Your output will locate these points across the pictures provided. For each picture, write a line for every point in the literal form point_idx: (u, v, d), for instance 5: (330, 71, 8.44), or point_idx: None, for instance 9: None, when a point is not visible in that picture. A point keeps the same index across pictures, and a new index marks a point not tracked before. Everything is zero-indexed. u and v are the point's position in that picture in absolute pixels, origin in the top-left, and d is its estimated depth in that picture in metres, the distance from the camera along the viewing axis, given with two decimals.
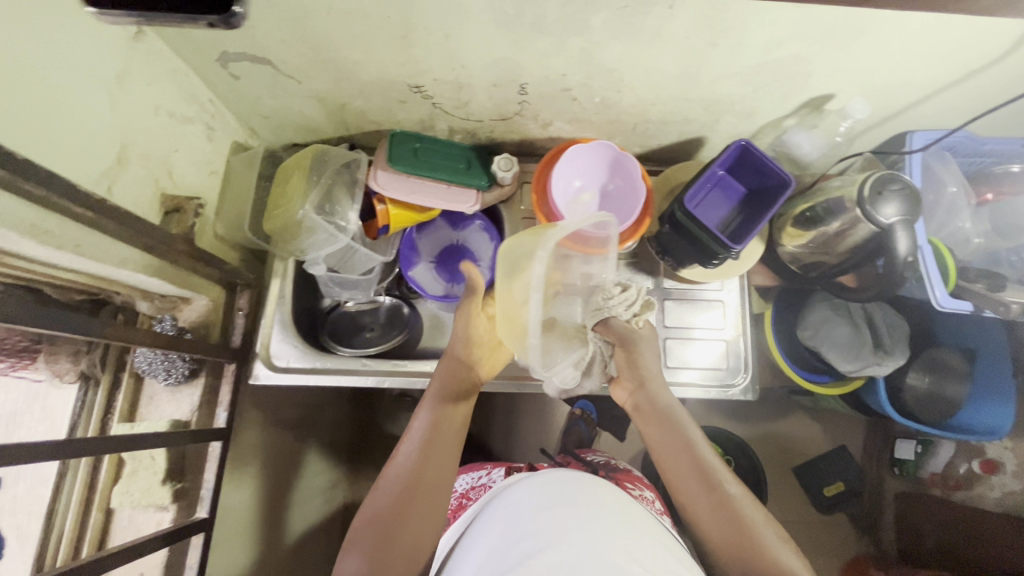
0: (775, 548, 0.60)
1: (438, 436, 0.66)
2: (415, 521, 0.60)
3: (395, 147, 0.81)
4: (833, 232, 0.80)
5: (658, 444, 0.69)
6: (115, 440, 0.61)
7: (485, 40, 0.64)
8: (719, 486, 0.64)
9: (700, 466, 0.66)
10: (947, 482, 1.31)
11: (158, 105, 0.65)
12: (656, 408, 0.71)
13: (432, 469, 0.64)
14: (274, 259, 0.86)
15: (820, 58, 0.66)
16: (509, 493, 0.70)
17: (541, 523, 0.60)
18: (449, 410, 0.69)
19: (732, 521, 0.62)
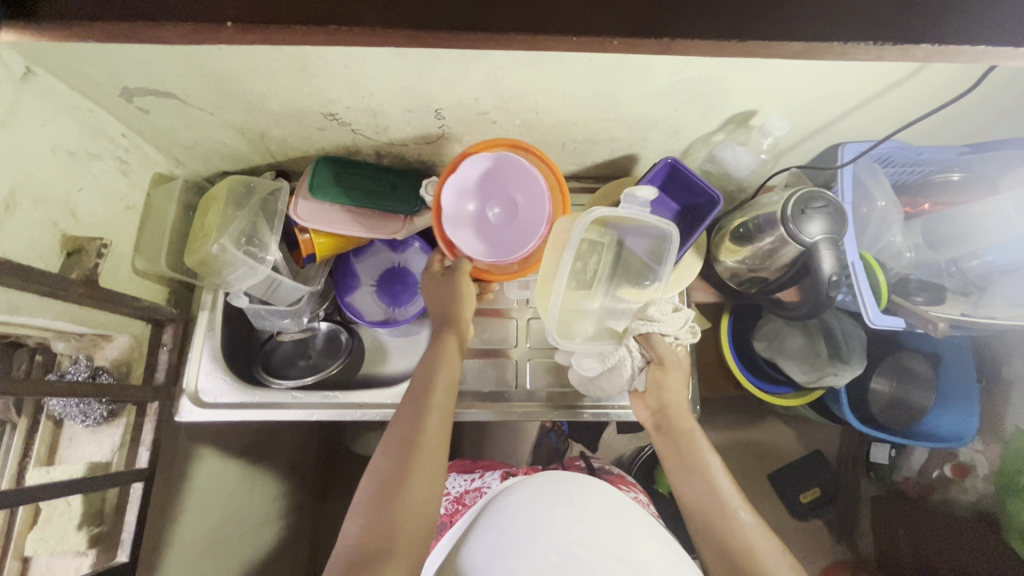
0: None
1: (433, 396, 0.66)
2: (422, 468, 0.59)
3: (317, 175, 0.80)
4: (765, 249, 0.78)
5: (676, 468, 0.68)
6: (25, 492, 0.59)
7: (387, 69, 0.63)
8: (731, 516, 0.62)
9: (714, 491, 0.64)
10: (921, 485, 1.29)
11: (54, 145, 0.64)
12: (677, 433, 0.70)
13: (432, 424, 0.63)
14: (202, 291, 0.84)
15: (732, 77, 0.65)
16: (513, 491, 0.66)
17: (551, 527, 0.57)
18: (440, 367, 0.69)
19: (742, 554, 0.59)
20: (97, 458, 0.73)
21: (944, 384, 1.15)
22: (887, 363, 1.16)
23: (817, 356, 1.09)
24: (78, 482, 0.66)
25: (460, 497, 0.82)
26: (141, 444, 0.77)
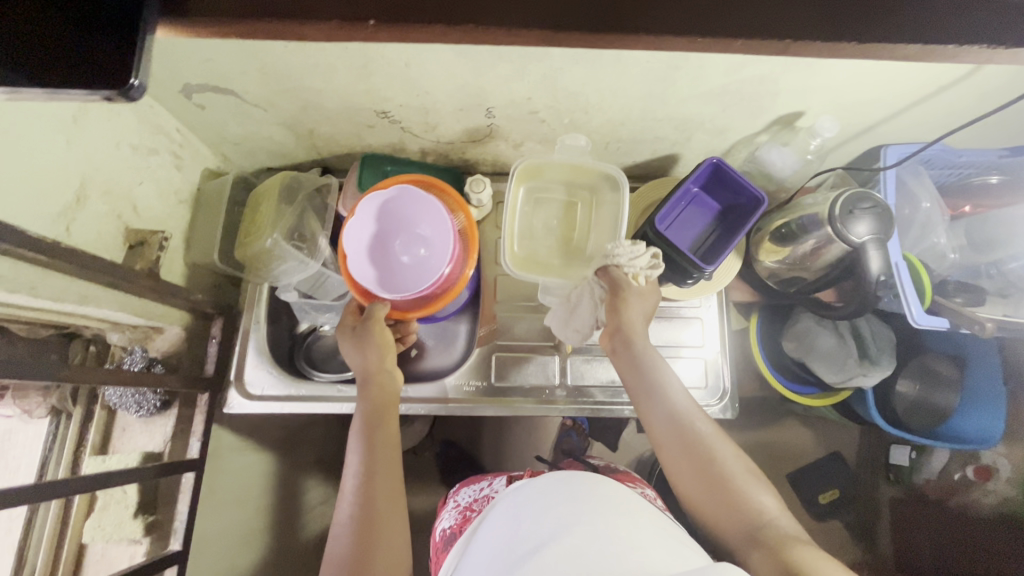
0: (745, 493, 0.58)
1: (377, 461, 0.60)
2: (383, 552, 0.54)
3: (365, 172, 0.81)
4: (807, 250, 0.79)
5: (638, 392, 0.64)
6: (83, 480, 0.61)
7: (446, 67, 0.64)
8: (694, 430, 0.61)
9: (675, 412, 0.62)
10: (941, 488, 1.31)
11: (120, 139, 0.65)
12: (636, 356, 0.65)
13: (382, 495, 0.57)
14: (248, 285, 0.85)
15: (785, 78, 0.66)
16: (504, 503, 0.64)
17: (545, 523, 0.54)
18: (379, 426, 0.63)
19: (710, 467, 0.59)
20: (150, 447, 0.75)
21: (967, 385, 1.15)
22: (912, 364, 1.16)
23: (848, 356, 1.07)
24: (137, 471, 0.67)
25: (470, 504, 0.82)
26: (191, 435, 0.78)
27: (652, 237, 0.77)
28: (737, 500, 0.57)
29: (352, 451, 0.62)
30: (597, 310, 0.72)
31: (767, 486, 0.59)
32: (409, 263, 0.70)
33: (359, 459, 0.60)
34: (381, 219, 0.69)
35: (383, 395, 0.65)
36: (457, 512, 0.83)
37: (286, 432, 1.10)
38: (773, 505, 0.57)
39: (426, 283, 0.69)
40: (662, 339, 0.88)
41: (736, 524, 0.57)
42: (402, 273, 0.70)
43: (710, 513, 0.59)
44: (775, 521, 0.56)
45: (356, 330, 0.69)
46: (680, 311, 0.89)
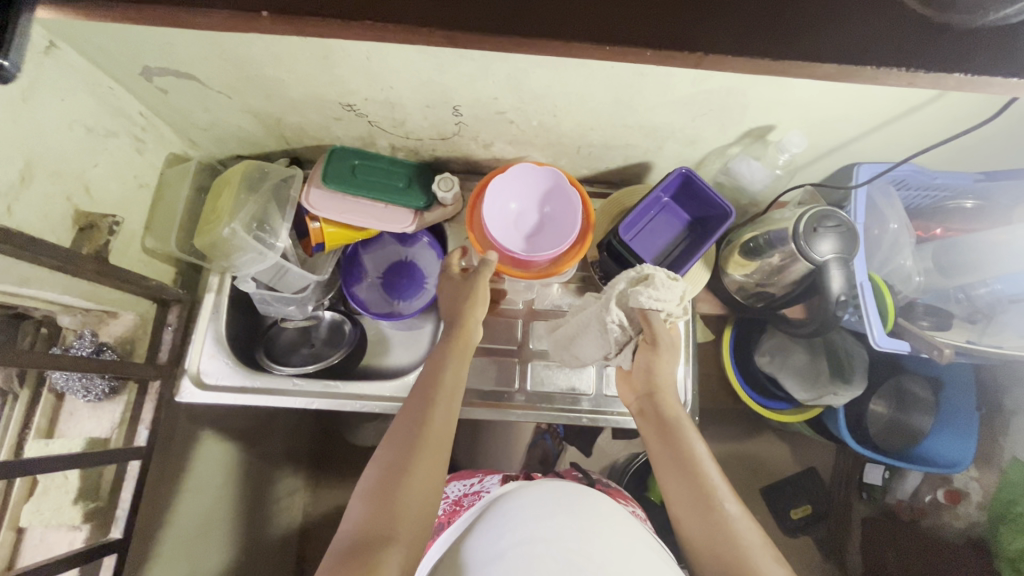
0: (769, 573, 0.55)
1: (443, 392, 0.64)
2: (424, 469, 0.57)
3: (331, 164, 0.80)
4: (775, 266, 0.78)
5: (664, 465, 0.64)
6: (15, 466, 0.59)
7: (408, 63, 0.63)
8: (719, 511, 0.59)
9: (701, 488, 0.61)
10: (913, 509, 1.29)
11: (73, 119, 0.64)
12: (669, 426, 0.67)
13: (437, 419, 0.61)
14: (209, 273, 0.84)
15: (751, 91, 0.65)
16: (508, 497, 0.67)
17: (549, 532, 0.58)
18: (450, 362, 0.67)
19: (732, 556, 0.56)
20: (97, 433, 0.74)
21: (940, 409, 1.15)
22: (886, 384, 1.18)
23: (819, 374, 1.10)
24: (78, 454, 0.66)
25: (460, 498, 0.83)
26: (140, 422, 0.77)
27: (616, 245, 0.77)
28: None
29: (421, 377, 0.67)
30: (616, 353, 0.72)
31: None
32: (539, 237, 0.79)
33: (427, 381, 0.66)
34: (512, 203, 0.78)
35: (456, 338, 0.71)
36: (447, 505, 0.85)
37: (251, 423, 1.09)
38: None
39: (558, 248, 0.75)
40: None
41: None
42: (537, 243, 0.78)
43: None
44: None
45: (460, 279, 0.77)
46: None
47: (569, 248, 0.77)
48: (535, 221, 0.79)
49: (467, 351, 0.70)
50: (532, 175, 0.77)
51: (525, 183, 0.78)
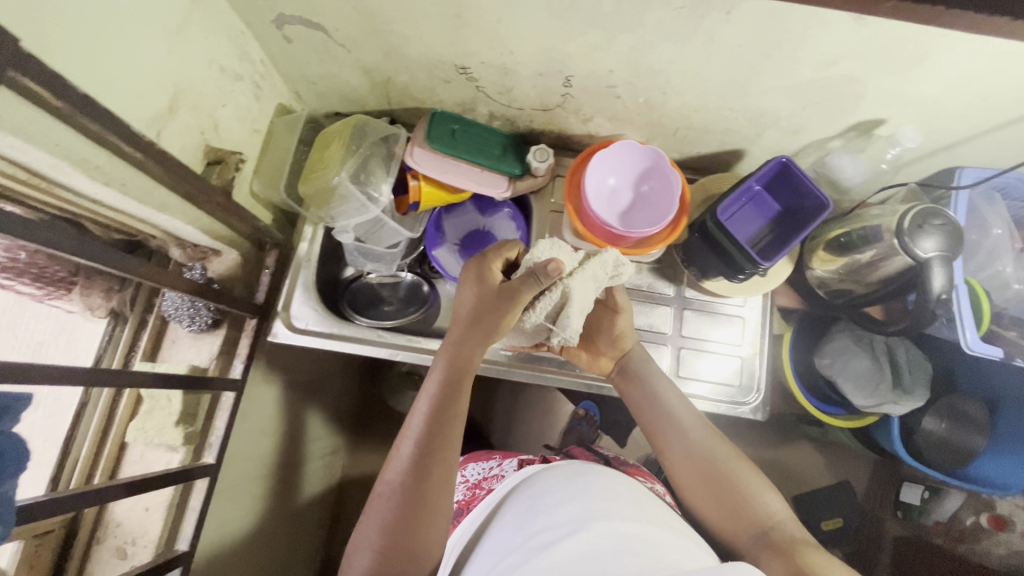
0: (742, 478, 0.65)
1: (442, 431, 0.62)
2: (425, 524, 0.57)
3: (434, 126, 0.82)
4: (865, 261, 0.78)
5: (641, 408, 0.74)
6: (131, 376, 0.61)
7: (537, 28, 0.64)
8: (694, 437, 0.69)
9: (675, 422, 0.71)
10: (950, 532, 1.31)
11: (212, 59, 0.67)
12: (639, 374, 0.77)
13: (436, 472, 0.59)
14: (304, 223, 0.87)
15: (875, 81, 0.64)
16: (520, 492, 0.64)
17: (562, 518, 0.55)
18: (448, 398, 0.64)
19: (712, 471, 0.66)
20: (197, 361, 0.77)
21: (996, 430, 1.12)
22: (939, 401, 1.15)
23: (882, 380, 1.06)
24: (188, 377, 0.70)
25: (480, 481, 0.84)
26: (236, 356, 0.81)
27: (711, 227, 0.77)
28: (746, 502, 0.63)
29: (415, 413, 0.64)
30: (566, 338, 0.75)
31: (772, 489, 0.65)
32: (634, 213, 0.81)
33: (422, 425, 0.62)
34: (614, 175, 0.80)
35: (459, 365, 0.67)
36: (465, 487, 0.86)
37: (310, 375, 1.12)
38: (779, 509, 0.63)
39: (656, 227, 0.77)
40: (699, 332, 0.89)
41: (750, 526, 0.62)
42: (633, 220, 0.80)
43: (721, 518, 0.64)
44: (786, 524, 0.61)
45: (484, 280, 0.70)
46: (723, 308, 0.89)
47: (667, 229, 0.79)
48: (632, 199, 0.81)
49: (466, 383, 0.66)
50: (632, 151, 0.78)
51: (627, 159, 0.79)
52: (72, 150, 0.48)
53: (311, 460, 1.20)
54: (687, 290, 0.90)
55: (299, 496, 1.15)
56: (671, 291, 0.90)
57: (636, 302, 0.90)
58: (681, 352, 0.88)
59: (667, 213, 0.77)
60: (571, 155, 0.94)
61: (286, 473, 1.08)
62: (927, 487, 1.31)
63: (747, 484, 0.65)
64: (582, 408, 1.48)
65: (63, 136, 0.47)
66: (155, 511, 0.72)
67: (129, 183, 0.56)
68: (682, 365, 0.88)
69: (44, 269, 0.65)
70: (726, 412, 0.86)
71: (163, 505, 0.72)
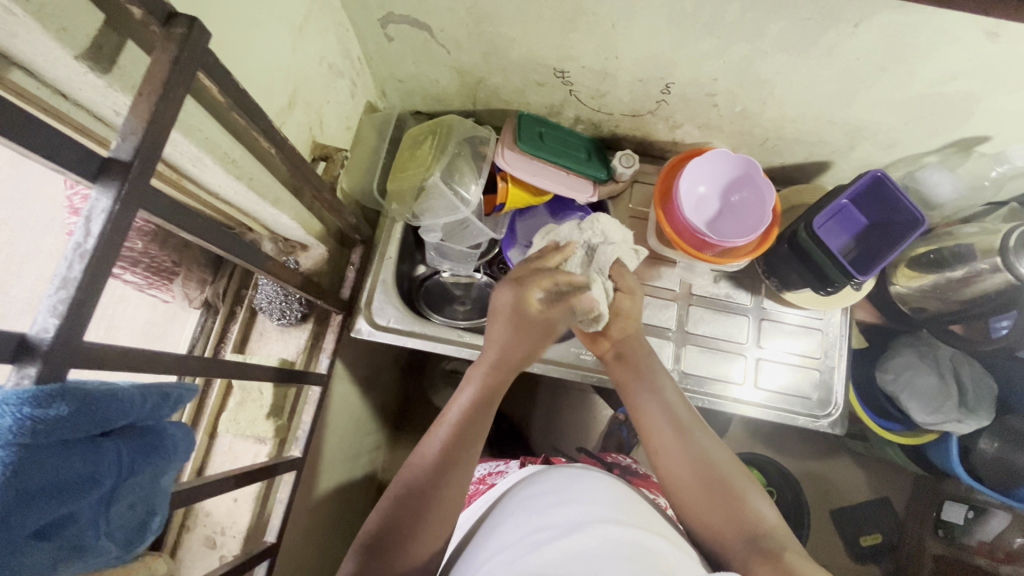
0: (740, 486, 0.59)
1: (455, 458, 0.59)
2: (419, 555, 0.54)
3: (525, 128, 0.83)
4: (956, 278, 0.78)
5: (636, 402, 0.68)
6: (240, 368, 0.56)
7: (651, 35, 0.64)
8: (691, 434, 0.63)
9: (671, 416, 0.65)
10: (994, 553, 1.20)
11: (323, 56, 0.67)
12: (637, 364, 0.72)
13: (444, 501, 0.57)
14: (386, 220, 0.88)
15: (990, 98, 0.64)
16: (519, 489, 0.64)
17: (559, 516, 0.54)
18: (468, 424, 0.62)
19: (706, 471, 0.60)
20: (285, 355, 0.78)
21: None
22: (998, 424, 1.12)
23: (948, 399, 0.99)
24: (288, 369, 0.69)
25: (484, 476, 0.84)
26: (321, 350, 0.81)
27: (804, 238, 0.76)
28: (741, 507, 0.57)
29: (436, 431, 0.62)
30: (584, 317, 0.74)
31: (768, 499, 0.59)
32: (723, 223, 0.80)
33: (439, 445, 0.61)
34: (706, 185, 0.79)
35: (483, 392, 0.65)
36: (471, 483, 0.85)
37: (367, 370, 1.12)
38: (774, 519, 0.57)
39: (747, 238, 0.77)
40: (776, 344, 0.88)
41: (741, 532, 0.55)
42: (721, 231, 0.79)
43: (709, 522, 0.58)
44: (780, 534, 0.55)
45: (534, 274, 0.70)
46: (801, 320, 0.89)
47: (756, 242, 0.78)
48: (722, 209, 0.80)
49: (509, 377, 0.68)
50: (727, 160, 0.78)
51: (718, 168, 0.78)
52: (217, 144, 0.49)
53: (362, 454, 1.20)
54: (765, 300, 0.90)
55: (351, 491, 1.16)
56: (749, 301, 0.90)
57: (711, 311, 0.89)
58: (759, 363, 0.88)
59: (760, 226, 0.76)
60: (649, 161, 0.94)
61: (342, 467, 1.09)
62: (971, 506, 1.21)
63: (742, 489, 0.59)
64: (622, 412, 1.38)
65: (211, 128, 0.48)
66: (243, 501, 0.73)
67: (255, 177, 0.56)
68: (759, 376, 0.87)
69: (153, 259, 0.65)
70: (804, 425, 0.86)
71: (252, 496, 0.73)
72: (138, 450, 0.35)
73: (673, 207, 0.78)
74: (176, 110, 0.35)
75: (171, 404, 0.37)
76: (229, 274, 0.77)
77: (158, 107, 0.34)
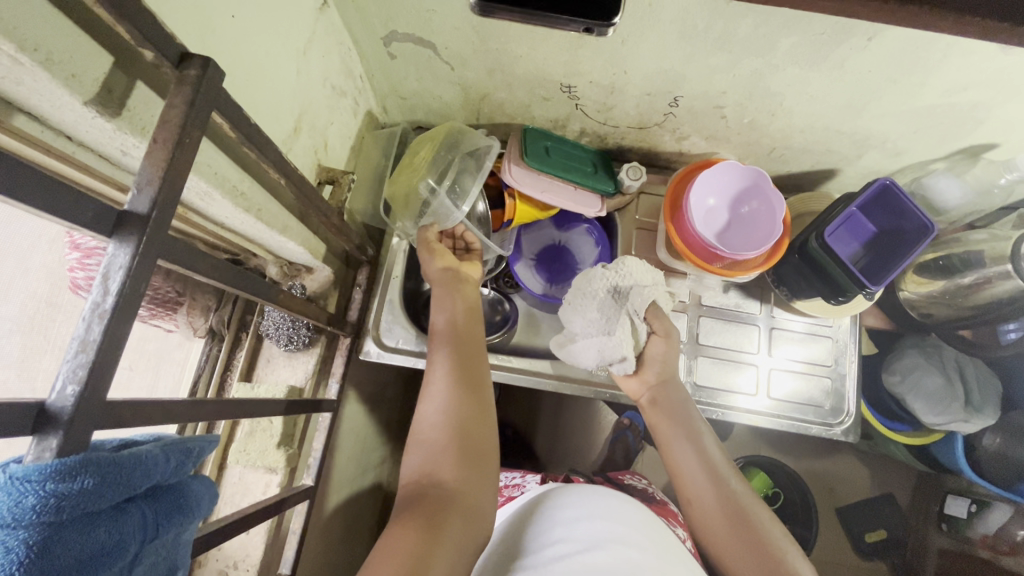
0: (776, 539, 0.59)
1: (466, 396, 0.62)
2: (471, 490, 0.56)
3: (530, 143, 0.81)
4: (965, 285, 0.78)
5: (669, 445, 0.68)
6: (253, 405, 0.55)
7: (661, 50, 0.63)
8: (726, 483, 0.64)
9: (707, 463, 0.65)
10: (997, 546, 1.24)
11: (326, 77, 0.65)
12: (673, 405, 0.71)
13: (474, 439, 0.59)
14: (391, 238, 0.87)
15: (1000, 107, 0.64)
16: (546, 500, 0.65)
17: (585, 533, 0.56)
18: (465, 367, 0.64)
19: (743, 525, 0.60)
20: (293, 382, 0.76)
21: None
22: None
23: (954, 400, 0.99)
24: (298, 400, 0.66)
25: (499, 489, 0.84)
26: (330, 376, 0.80)
27: (815, 249, 0.76)
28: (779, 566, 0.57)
29: (438, 383, 0.63)
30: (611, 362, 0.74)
31: (805, 557, 0.60)
32: (733, 235, 0.79)
33: (444, 391, 0.62)
34: (716, 197, 0.79)
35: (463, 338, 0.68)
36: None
37: (372, 387, 1.10)
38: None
39: (759, 250, 0.76)
40: (786, 353, 0.88)
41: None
42: (732, 243, 0.79)
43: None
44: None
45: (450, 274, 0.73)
46: (812, 328, 0.89)
47: (768, 254, 0.78)
48: (732, 221, 0.80)
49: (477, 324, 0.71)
50: (736, 171, 0.77)
51: (727, 180, 0.78)
52: (226, 178, 0.47)
53: (367, 471, 1.18)
54: (775, 309, 0.90)
55: (358, 510, 1.13)
56: (758, 310, 0.90)
57: (721, 322, 0.89)
58: (771, 373, 0.87)
59: (772, 238, 0.76)
60: (654, 171, 0.93)
61: (348, 486, 1.07)
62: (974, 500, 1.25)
63: (779, 546, 0.59)
64: (627, 417, 1.38)
65: (220, 162, 0.46)
66: (255, 534, 0.71)
67: (263, 208, 0.55)
68: (771, 386, 0.87)
69: (156, 290, 0.63)
70: (817, 434, 0.85)
71: (264, 529, 0.71)
72: (162, 510, 0.34)
73: (685, 220, 0.78)
74: (192, 155, 0.34)
75: (193, 458, 0.36)
76: (234, 300, 0.75)
77: (175, 154, 0.32)
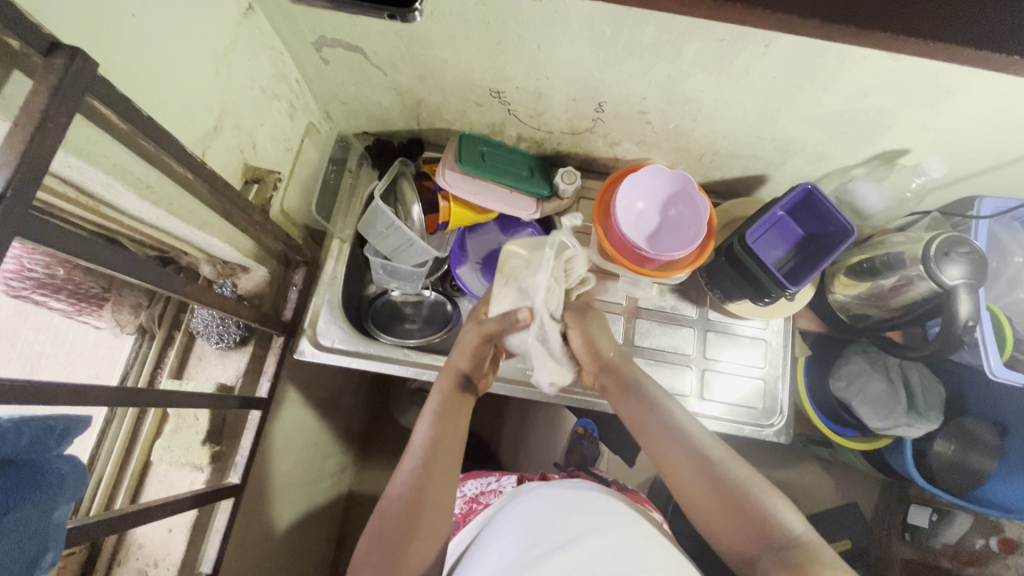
0: (769, 501, 0.55)
1: (451, 430, 0.62)
2: (423, 537, 0.56)
3: (465, 147, 0.84)
4: (887, 287, 0.80)
5: (637, 422, 0.64)
6: (155, 393, 0.55)
7: (575, 56, 0.65)
8: (697, 444, 0.60)
9: (673, 428, 0.61)
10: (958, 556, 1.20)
11: (253, 79, 0.67)
12: (624, 383, 0.67)
13: (437, 481, 0.58)
14: (332, 239, 0.89)
15: (903, 114, 0.66)
16: (513, 505, 0.64)
17: (558, 534, 0.55)
18: (448, 416, 0.62)
19: (727, 486, 0.56)
20: (223, 379, 0.76)
21: (1008, 455, 0.98)
22: (946, 425, 1.01)
23: (896, 404, 0.96)
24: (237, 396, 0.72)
25: (477, 495, 0.80)
26: (263, 373, 0.80)
27: (738, 249, 0.77)
28: (767, 519, 0.54)
29: (421, 424, 0.62)
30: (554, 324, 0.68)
31: (789, 503, 0.56)
32: (664, 240, 0.81)
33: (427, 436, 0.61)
34: (649, 202, 0.81)
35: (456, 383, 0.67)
36: (463, 501, 0.81)
37: (327, 393, 1.10)
38: (798, 524, 0.54)
39: (686, 248, 0.77)
40: (719, 355, 0.89)
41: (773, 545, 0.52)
42: (661, 246, 0.80)
43: (731, 533, 0.55)
44: (811, 541, 0.52)
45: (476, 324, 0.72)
46: (744, 331, 0.91)
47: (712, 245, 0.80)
48: (663, 224, 0.81)
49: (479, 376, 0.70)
50: (664, 175, 0.79)
51: (652, 185, 0.80)
52: (127, 169, 0.49)
53: (323, 479, 1.17)
54: (710, 311, 0.91)
55: (312, 516, 1.12)
56: (694, 313, 0.91)
57: (658, 323, 0.91)
58: (703, 374, 0.88)
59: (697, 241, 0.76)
60: (595, 177, 0.96)
61: (303, 490, 1.06)
62: (935, 509, 1.21)
63: (764, 498, 0.55)
64: (581, 425, 1.33)
65: (119, 153, 0.48)
66: (178, 532, 0.71)
67: (176, 202, 0.56)
68: (707, 387, 0.88)
69: (79, 286, 0.64)
70: (750, 435, 0.86)
71: (186, 526, 0.70)
72: (14, 485, 0.36)
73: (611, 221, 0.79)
74: (57, 139, 0.35)
75: (56, 436, 0.39)
76: (166, 299, 0.75)
77: (35, 136, 0.34)
